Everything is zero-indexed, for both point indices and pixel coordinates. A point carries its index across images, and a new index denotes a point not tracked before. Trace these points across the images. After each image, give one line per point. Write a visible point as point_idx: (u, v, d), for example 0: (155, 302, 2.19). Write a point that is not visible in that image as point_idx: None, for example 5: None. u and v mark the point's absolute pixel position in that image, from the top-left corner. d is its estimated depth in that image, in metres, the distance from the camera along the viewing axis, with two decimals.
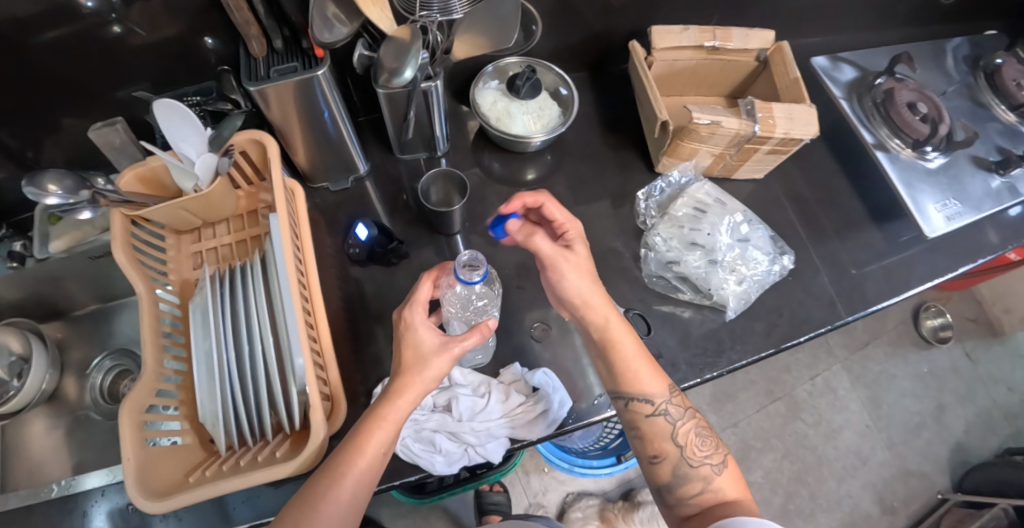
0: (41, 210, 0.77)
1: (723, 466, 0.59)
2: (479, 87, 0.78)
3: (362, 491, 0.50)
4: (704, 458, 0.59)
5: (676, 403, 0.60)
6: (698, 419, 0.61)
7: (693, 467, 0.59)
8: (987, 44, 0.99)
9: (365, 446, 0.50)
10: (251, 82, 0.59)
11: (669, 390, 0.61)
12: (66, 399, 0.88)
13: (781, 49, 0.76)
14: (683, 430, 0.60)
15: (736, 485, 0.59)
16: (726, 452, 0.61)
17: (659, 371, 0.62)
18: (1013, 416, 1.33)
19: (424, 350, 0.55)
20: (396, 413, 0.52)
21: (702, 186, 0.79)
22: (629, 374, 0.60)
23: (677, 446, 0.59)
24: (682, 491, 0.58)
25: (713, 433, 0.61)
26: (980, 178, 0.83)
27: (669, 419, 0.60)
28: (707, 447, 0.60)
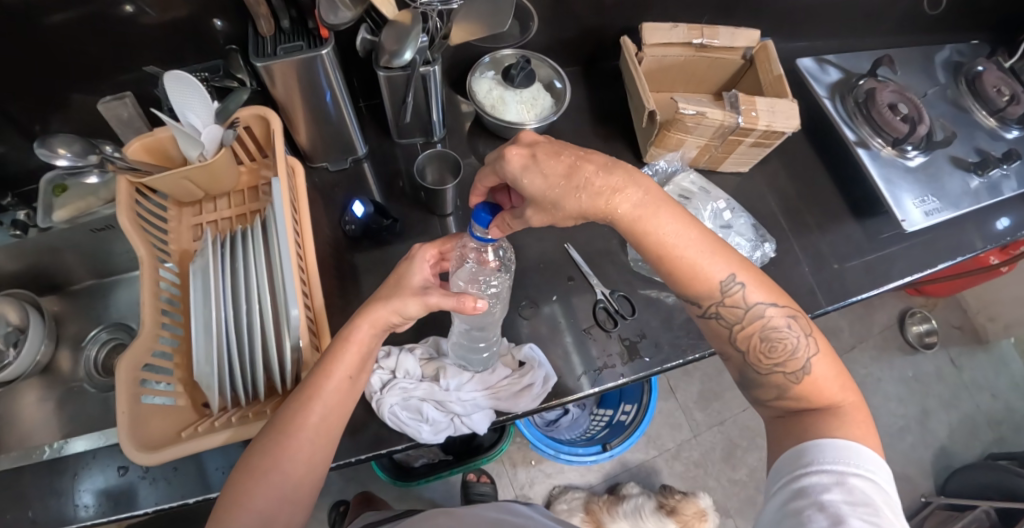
0: (46, 182, 0.79)
1: (806, 375, 0.52)
2: (475, 76, 0.81)
3: (332, 415, 0.53)
4: (776, 365, 0.53)
5: (730, 303, 0.54)
6: (767, 318, 0.53)
7: (764, 374, 0.54)
8: (968, 52, 1.02)
9: (332, 369, 0.53)
10: (257, 58, 0.61)
11: (725, 287, 0.53)
12: (60, 371, 0.89)
13: (766, 48, 0.80)
14: (747, 332, 0.54)
15: (838, 382, 0.52)
16: (815, 352, 0.53)
17: (719, 256, 0.53)
18: (997, 423, 1.35)
19: (410, 286, 0.56)
20: (358, 336, 0.54)
21: (688, 175, 0.82)
22: (674, 273, 0.54)
23: (741, 350, 0.55)
24: (762, 394, 0.55)
25: (796, 330, 0.53)
26: (958, 178, 0.86)
27: (727, 321, 0.54)
28: (781, 353, 0.53)
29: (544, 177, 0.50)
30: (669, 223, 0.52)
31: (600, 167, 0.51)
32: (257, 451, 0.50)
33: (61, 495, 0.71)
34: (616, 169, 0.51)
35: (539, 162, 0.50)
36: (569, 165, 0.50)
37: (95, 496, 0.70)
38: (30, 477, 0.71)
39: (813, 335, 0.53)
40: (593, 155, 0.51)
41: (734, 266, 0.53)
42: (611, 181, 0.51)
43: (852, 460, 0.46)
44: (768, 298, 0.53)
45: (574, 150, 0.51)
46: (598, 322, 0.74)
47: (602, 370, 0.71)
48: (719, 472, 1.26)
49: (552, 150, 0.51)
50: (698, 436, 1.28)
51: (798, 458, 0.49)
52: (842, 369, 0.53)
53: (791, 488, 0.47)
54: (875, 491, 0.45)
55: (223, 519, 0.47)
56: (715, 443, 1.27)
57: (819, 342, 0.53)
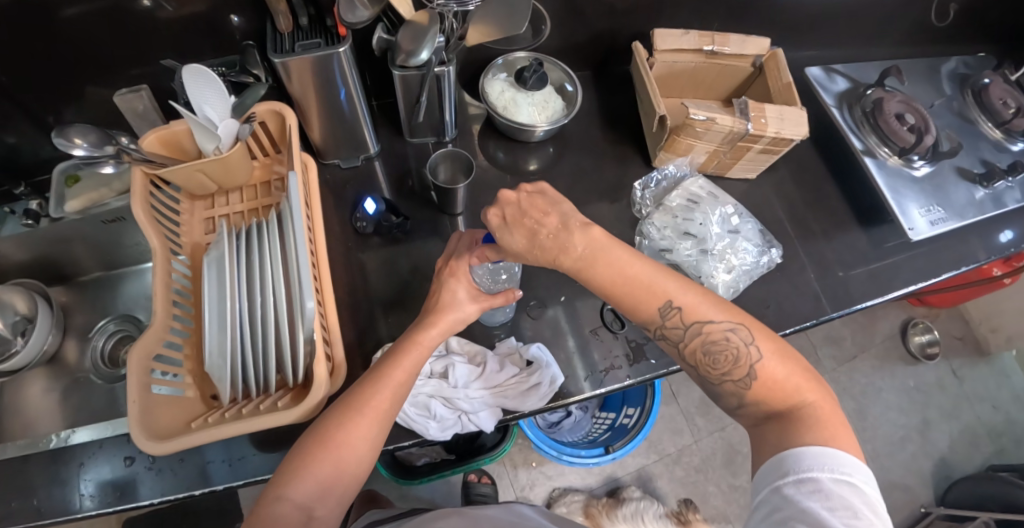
0: (58, 172, 0.80)
1: (753, 380, 0.52)
2: (487, 77, 0.82)
3: (398, 400, 0.57)
4: (724, 375, 0.53)
5: (671, 325, 0.54)
6: (708, 332, 0.54)
7: (718, 384, 0.55)
8: (975, 65, 1.03)
9: (403, 360, 0.58)
10: (276, 53, 0.62)
11: (664, 311, 0.54)
12: (66, 362, 0.89)
13: (775, 56, 0.81)
14: (691, 349, 0.55)
15: (796, 381, 0.52)
16: (759, 358, 0.52)
17: (654, 280, 0.54)
18: (997, 435, 1.35)
19: (455, 297, 0.62)
20: (428, 339, 0.60)
21: (696, 180, 0.83)
22: (618, 301, 0.55)
23: (691, 365, 0.56)
24: (726, 404, 0.55)
25: (737, 338, 0.53)
26: (963, 188, 0.87)
27: (672, 342, 0.55)
28: (725, 364, 0.53)
29: (508, 238, 0.52)
30: (608, 259, 0.53)
31: (553, 228, 0.53)
32: (322, 427, 0.54)
33: (65, 483, 0.71)
34: (569, 230, 0.53)
35: (506, 224, 0.52)
36: (528, 229, 0.52)
37: (99, 486, 0.70)
38: (34, 466, 0.71)
39: (756, 342, 0.52)
40: (551, 212, 0.53)
41: (670, 291, 0.54)
42: (561, 239, 0.53)
43: (830, 464, 0.46)
44: (707, 314, 0.54)
45: (537, 210, 0.52)
46: (606, 323, 0.75)
47: (608, 371, 0.72)
48: (719, 477, 1.26)
49: (518, 212, 0.52)
50: (698, 441, 1.28)
51: (777, 467, 0.48)
52: (796, 367, 0.52)
53: (774, 499, 0.47)
54: (855, 495, 0.44)
55: (287, 486, 0.50)
56: (715, 448, 1.27)
57: (765, 347, 0.52)
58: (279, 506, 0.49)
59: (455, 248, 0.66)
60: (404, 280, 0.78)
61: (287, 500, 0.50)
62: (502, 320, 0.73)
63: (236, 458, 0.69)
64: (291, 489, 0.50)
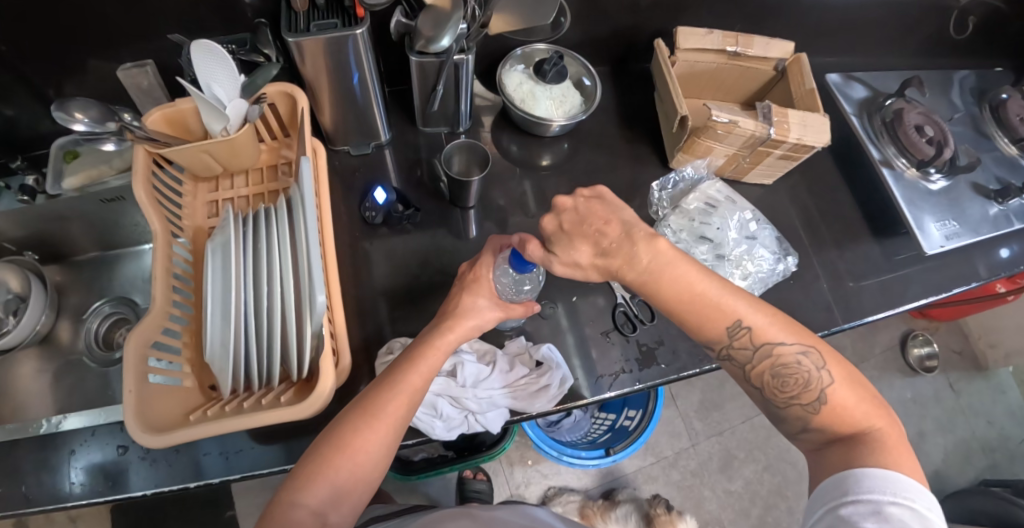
0: (57, 147, 0.77)
1: (823, 405, 0.51)
2: (506, 68, 0.80)
3: (412, 406, 0.55)
4: (791, 399, 0.53)
5: (742, 346, 0.54)
6: (778, 355, 0.53)
7: (785, 407, 0.53)
8: (993, 79, 1.02)
9: (417, 365, 0.56)
10: (289, 32, 0.59)
11: (731, 331, 0.53)
12: (58, 343, 0.87)
13: (799, 61, 0.79)
14: (758, 372, 0.54)
15: (863, 403, 0.51)
16: (829, 383, 0.51)
17: (729, 298, 0.53)
18: (991, 449, 1.36)
19: (475, 304, 0.63)
20: (446, 344, 0.59)
21: (714, 184, 0.81)
22: (685, 318, 0.55)
23: (757, 387, 0.55)
24: (789, 428, 0.54)
25: (808, 363, 0.52)
26: (979, 204, 0.86)
27: (738, 363, 0.55)
28: (794, 387, 0.52)
29: (569, 243, 0.55)
30: (675, 272, 0.53)
31: (615, 236, 0.54)
32: (337, 431, 0.52)
33: (55, 471, 0.68)
34: (633, 237, 0.54)
35: (565, 230, 0.55)
36: (592, 237, 0.54)
37: (89, 474, 0.68)
38: (23, 452, 0.69)
39: (828, 368, 0.51)
40: (611, 221, 0.55)
41: (738, 309, 0.53)
42: (625, 249, 0.54)
43: (892, 489, 0.45)
44: (776, 336, 0.53)
45: (597, 219, 0.55)
46: (617, 326, 0.73)
47: (619, 376, 0.70)
48: (716, 482, 1.25)
49: (576, 219, 0.55)
50: (696, 445, 1.27)
51: (837, 486, 0.47)
52: (865, 391, 0.52)
53: (831, 519, 0.46)
54: (917, 521, 0.43)
55: (301, 491, 0.48)
56: (712, 453, 1.27)
57: (836, 373, 0.51)
58: (294, 513, 0.48)
59: (483, 253, 0.66)
60: (411, 273, 0.76)
61: (302, 506, 0.48)
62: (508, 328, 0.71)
63: (230, 449, 0.67)
64: (302, 497, 0.48)
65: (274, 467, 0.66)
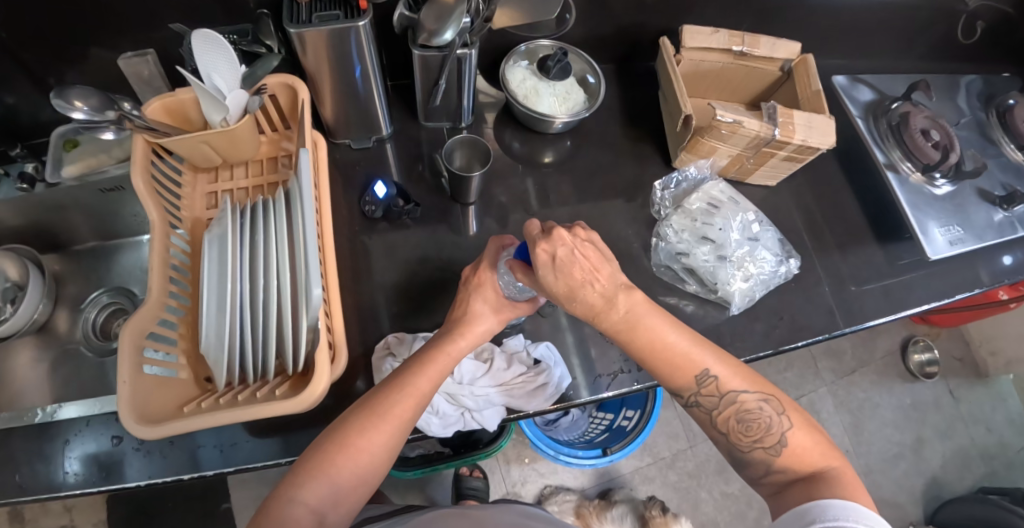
0: (57, 135, 0.76)
1: (783, 448, 0.52)
2: (509, 64, 0.79)
3: (418, 410, 0.55)
4: (755, 443, 0.53)
5: (709, 394, 0.54)
6: (743, 402, 0.53)
7: (748, 452, 0.54)
8: (1001, 84, 1.01)
9: (426, 368, 0.56)
10: (291, 23, 0.58)
11: (699, 380, 0.54)
12: (56, 331, 0.87)
13: (805, 61, 0.78)
14: (724, 417, 0.54)
15: (819, 445, 0.52)
16: (789, 427, 0.52)
17: (696, 348, 0.54)
18: (990, 457, 1.35)
19: (483, 308, 0.62)
20: (456, 350, 0.59)
21: (717, 184, 0.80)
22: (654, 368, 0.55)
23: (723, 432, 0.55)
24: (750, 472, 0.54)
25: (769, 409, 0.53)
26: (984, 210, 0.85)
27: (705, 409, 0.54)
28: (758, 430, 0.53)
29: (555, 280, 0.52)
30: (648, 325, 0.54)
31: (600, 283, 0.53)
32: (342, 429, 0.52)
33: (50, 460, 0.68)
34: (618, 289, 0.53)
35: (558, 264, 0.52)
36: (577, 279, 0.52)
37: (84, 463, 0.68)
38: (18, 440, 0.69)
39: (787, 413, 0.53)
40: (601, 269, 0.53)
41: (705, 360, 0.54)
42: (607, 296, 0.53)
43: (853, 516, 0.44)
44: (740, 384, 0.53)
45: (589, 263, 0.52)
46: None
47: (617, 375, 0.70)
48: (713, 484, 1.25)
49: (569, 258, 0.52)
50: (694, 446, 1.27)
51: (800, 516, 0.46)
52: (820, 434, 0.53)
53: None
54: None
55: (301, 488, 0.48)
56: (710, 454, 1.26)
57: (795, 418, 0.53)
58: (293, 509, 0.47)
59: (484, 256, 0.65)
60: (410, 269, 0.75)
61: (301, 503, 0.48)
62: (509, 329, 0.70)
63: (225, 441, 0.67)
64: (301, 494, 0.48)
65: (269, 461, 0.66)
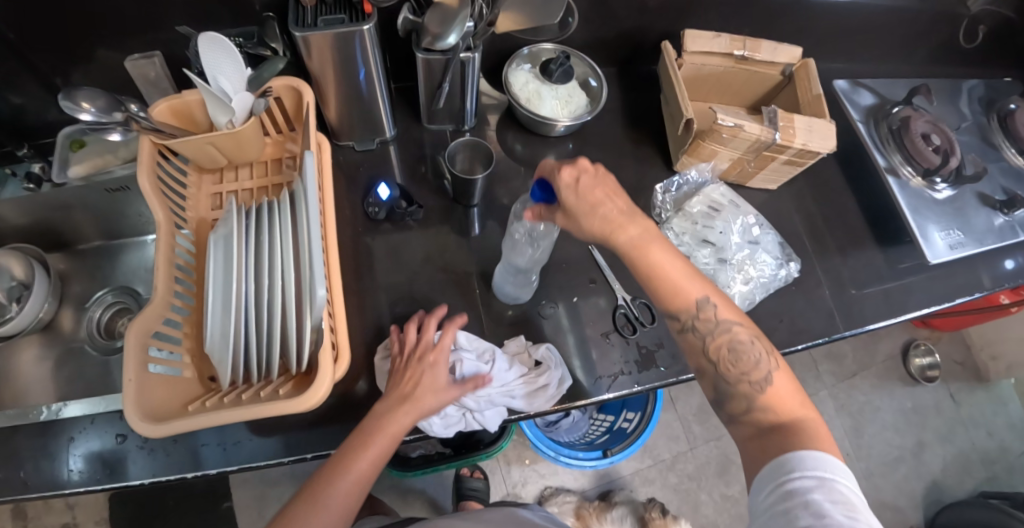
0: (64, 136, 0.78)
1: (767, 384, 0.53)
2: (512, 67, 0.80)
3: (359, 489, 0.57)
4: (742, 375, 0.54)
5: (707, 319, 0.55)
6: (735, 333, 0.54)
7: (733, 385, 0.54)
8: (1003, 89, 1.02)
9: (365, 449, 0.57)
10: (297, 27, 0.59)
11: (700, 305, 0.55)
12: (60, 330, 0.88)
13: (806, 66, 0.78)
14: (716, 345, 0.55)
15: (795, 393, 0.53)
16: (775, 367, 0.54)
17: (697, 277, 0.56)
18: (990, 461, 1.35)
19: (433, 381, 0.61)
20: (397, 427, 0.59)
21: (718, 187, 0.81)
22: (656, 287, 0.55)
23: (711, 362, 0.55)
24: (730, 409, 0.54)
25: (756, 348, 0.54)
26: (984, 214, 0.85)
27: (698, 335, 0.55)
28: (746, 363, 0.54)
29: (578, 198, 0.53)
30: (658, 250, 0.54)
31: (617, 207, 0.54)
32: (287, 514, 0.55)
33: (54, 457, 0.69)
34: (634, 216, 0.54)
35: (580, 187, 0.53)
36: (598, 199, 0.53)
37: (88, 461, 0.68)
38: (22, 437, 0.69)
39: (773, 354, 0.54)
40: (618, 197, 0.55)
41: (707, 289, 0.56)
42: (623, 216, 0.54)
43: (829, 467, 0.46)
44: (735, 318, 0.55)
45: (610, 186, 0.54)
46: (617, 328, 0.73)
47: (618, 377, 0.70)
48: (712, 486, 1.25)
49: (592, 178, 0.54)
50: (694, 449, 1.27)
51: (779, 468, 0.48)
52: (799, 385, 0.54)
53: (778, 495, 0.47)
54: (853, 494, 0.45)
55: None
56: (710, 457, 1.26)
57: (779, 361, 0.54)
58: None
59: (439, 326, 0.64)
60: (413, 270, 0.76)
61: None
62: (523, 299, 0.73)
63: (227, 440, 0.67)
64: None
65: (271, 459, 0.66)
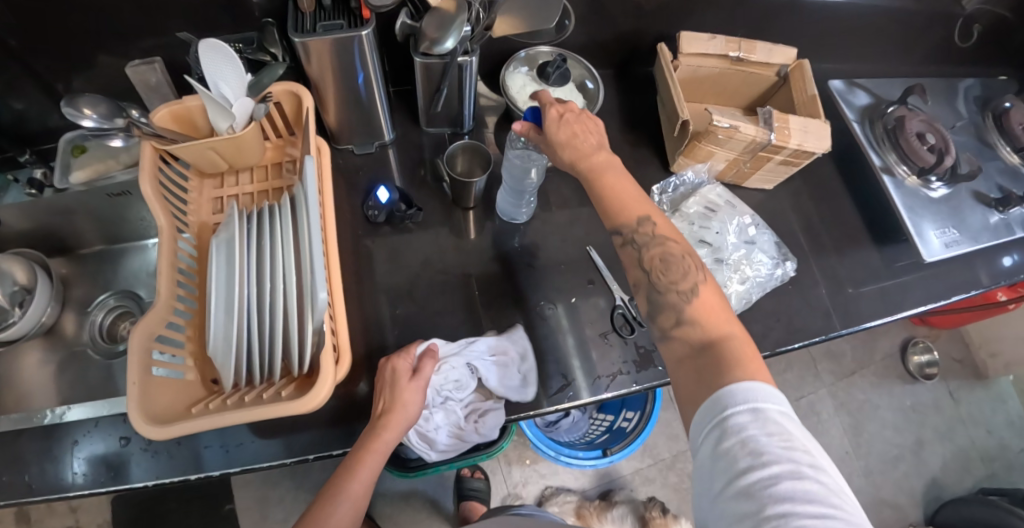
0: (65, 141, 0.79)
1: (693, 295, 0.55)
2: (509, 70, 0.81)
3: (356, 510, 0.59)
4: (671, 285, 0.56)
5: (646, 233, 0.59)
6: (671, 246, 0.58)
7: (664, 295, 0.56)
8: (998, 87, 1.02)
9: (356, 471, 0.59)
10: (296, 33, 0.60)
11: (641, 221, 0.59)
12: (64, 334, 0.88)
13: (801, 67, 0.79)
14: (651, 258, 0.58)
15: (720, 311, 0.54)
16: (704, 280, 0.56)
17: (643, 201, 0.61)
18: (990, 459, 1.36)
19: (408, 399, 0.63)
20: (382, 444, 0.61)
21: (714, 188, 0.81)
22: (604, 203, 0.61)
23: (645, 273, 0.58)
24: (662, 319, 0.56)
25: (689, 263, 0.57)
26: (979, 213, 0.86)
27: (636, 247, 0.59)
28: (676, 274, 0.57)
29: (557, 130, 0.62)
30: (613, 178, 0.62)
31: (591, 140, 0.62)
32: None
33: (58, 461, 0.69)
34: (604, 149, 0.63)
35: (563, 120, 0.63)
36: (574, 132, 0.62)
37: (91, 464, 0.69)
38: (26, 440, 0.70)
39: (704, 271, 0.57)
40: (593, 131, 0.63)
41: (650, 210, 0.60)
42: (594, 142, 0.63)
43: (761, 398, 0.45)
44: (675, 238, 0.59)
45: (589, 123, 0.64)
46: (615, 328, 0.73)
47: (616, 376, 0.71)
48: None
49: (574, 117, 0.63)
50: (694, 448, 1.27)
51: (712, 408, 0.46)
52: (729, 309, 0.55)
53: (716, 434, 0.45)
54: (787, 420, 0.44)
55: None
56: None
57: (711, 279, 0.56)
58: None
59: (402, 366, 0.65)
60: (412, 272, 0.76)
61: None
62: (521, 221, 0.80)
63: (230, 443, 0.68)
64: None
65: (274, 461, 0.67)
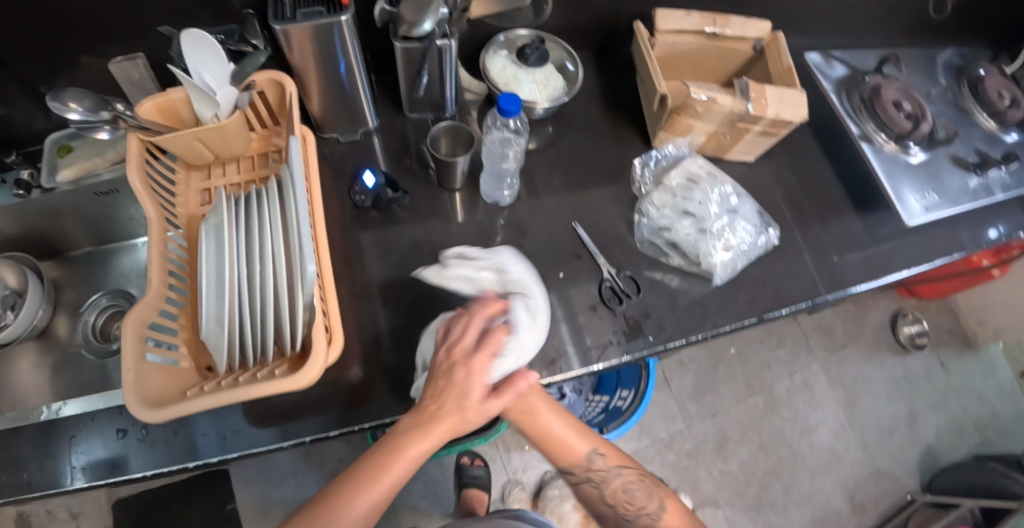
0: (52, 142, 0.81)
1: (660, 515, 0.68)
2: (489, 54, 0.82)
3: (372, 511, 0.58)
4: (639, 511, 0.68)
5: (602, 464, 0.68)
6: (631, 472, 0.69)
7: (634, 519, 0.68)
8: (971, 56, 1.04)
9: (384, 476, 0.57)
10: (277, 21, 0.61)
11: (590, 458, 0.68)
12: (56, 336, 0.89)
13: (775, 40, 0.81)
14: (612, 491, 0.68)
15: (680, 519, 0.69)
16: (664, 496, 0.69)
17: (585, 434, 0.68)
18: (983, 426, 1.37)
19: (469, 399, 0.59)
20: (411, 453, 0.58)
21: (695, 160, 0.82)
22: (550, 450, 0.68)
23: (611, 505, 0.69)
24: None
25: (639, 483, 0.69)
26: (958, 176, 0.87)
27: (593, 485, 0.68)
28: (639, 500, 0.68)
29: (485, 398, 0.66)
30: (546, 416, 0.67)
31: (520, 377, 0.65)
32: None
33: (55, 457, 0.70)
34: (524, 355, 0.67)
35: None
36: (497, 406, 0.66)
37: (88, 459, 0.69)
38: (23, 439, 0.70)
39: (663, 498, 0.69)
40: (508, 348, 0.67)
41: (595, 441, 0.69)
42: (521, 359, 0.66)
43: None
44: (623, 463, 0.69)
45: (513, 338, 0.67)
46: (604, 301, 0.74)
47: (607, 347, 0.71)
48: (711, 463, 1.25)
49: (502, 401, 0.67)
50: (690, 428, 1.28)
51: None
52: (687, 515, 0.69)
53: None
54: None
55: None
56: (707, 434, 1.27)
57: (669, 503, 0.69)
58: None
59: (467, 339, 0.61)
60: (401, 256, 0.77)
61: None
62: (505, 204, 0.80)
63: (224, 431, 0.68)
64: None
65: (269, 446, 0.67)
